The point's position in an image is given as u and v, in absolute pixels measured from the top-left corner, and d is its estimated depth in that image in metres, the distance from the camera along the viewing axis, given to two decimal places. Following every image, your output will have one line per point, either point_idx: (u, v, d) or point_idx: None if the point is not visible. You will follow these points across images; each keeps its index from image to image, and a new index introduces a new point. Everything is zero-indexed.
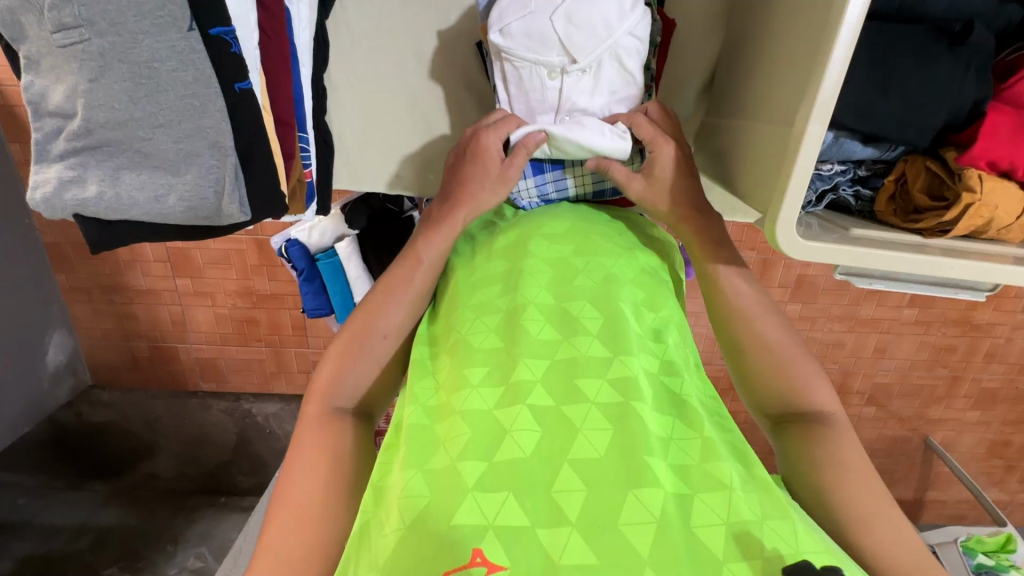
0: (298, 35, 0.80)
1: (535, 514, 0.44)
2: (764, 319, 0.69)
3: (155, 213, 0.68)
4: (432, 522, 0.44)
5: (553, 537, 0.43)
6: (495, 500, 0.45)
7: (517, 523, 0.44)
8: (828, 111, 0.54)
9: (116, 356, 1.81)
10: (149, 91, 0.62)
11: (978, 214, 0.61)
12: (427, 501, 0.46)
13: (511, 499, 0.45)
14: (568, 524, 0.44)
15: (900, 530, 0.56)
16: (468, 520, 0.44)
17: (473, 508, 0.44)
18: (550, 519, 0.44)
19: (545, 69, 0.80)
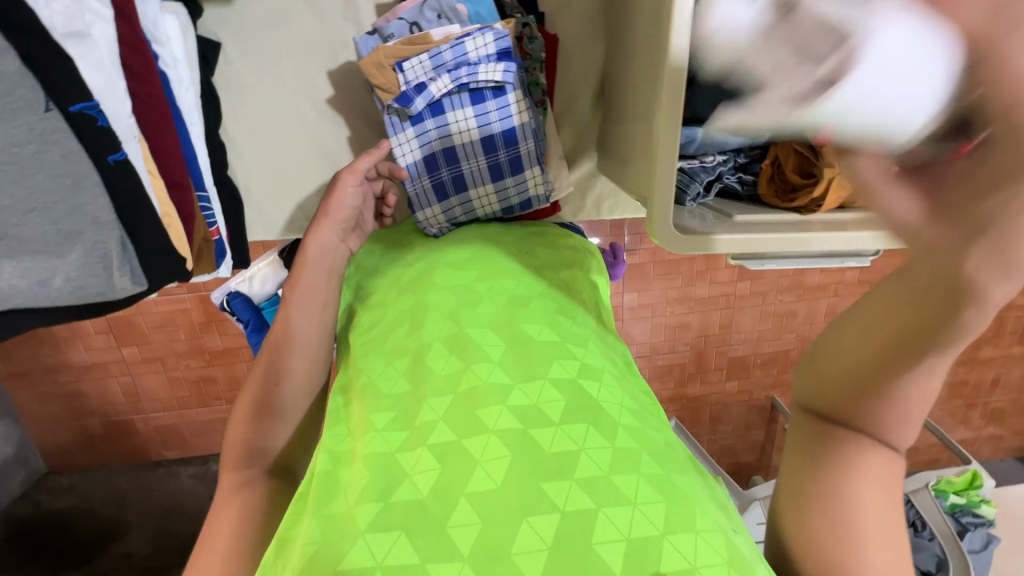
0: (180, 97, 0.79)
1: (426, 552, 0.44)
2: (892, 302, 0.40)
3: (42, 297, 0.66)
4: (323, 571, 0.44)
5: (443, 574, 0.43)
6: (387, 541, 0.45)
7: (406, 562, 0.44)
8: (679, 110, 0.57)
9: (68, 437, 1.73)
10: (16, 176, 0.60)
11: (842, 187, 0.65)
12: (318, 548, 0.46)
13: (402, 539, 0.45)
14: (460, 559, 0.44)
15: None
16: (358, 566, 0.44)
17: (364, 553, 0.44)
18: (441, 556, 0.44)
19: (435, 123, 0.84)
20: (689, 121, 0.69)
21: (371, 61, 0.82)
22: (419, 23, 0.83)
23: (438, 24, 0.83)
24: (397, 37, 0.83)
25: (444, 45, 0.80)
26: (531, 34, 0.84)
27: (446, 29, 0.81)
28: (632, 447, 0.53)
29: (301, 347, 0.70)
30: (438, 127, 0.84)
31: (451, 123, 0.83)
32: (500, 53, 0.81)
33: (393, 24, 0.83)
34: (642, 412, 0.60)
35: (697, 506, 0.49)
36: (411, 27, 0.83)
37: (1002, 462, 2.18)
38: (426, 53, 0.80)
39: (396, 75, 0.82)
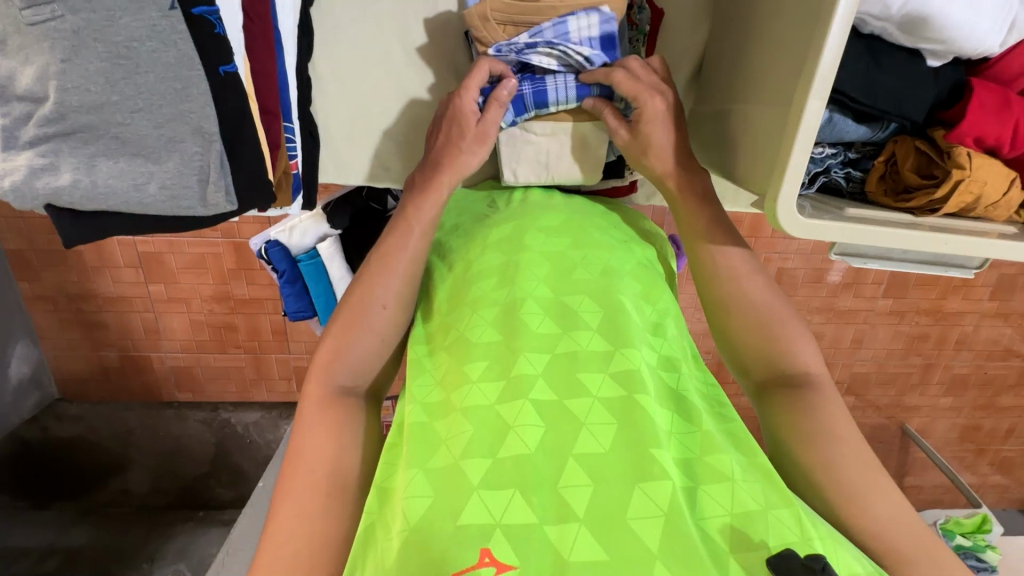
0: (282, 21, 0.78)
1: (542, 512, 0.45)
2: (748, 278, 0.71)
3: (134, 203, 0.65)
4: (438, 526, 0.44)
5: (562, 535, 0.43)
6: (502, 498, 0.45)
7: (524, 521, 0.44)
8: (828, 88, 0.54)
9: (83, 367, 1.72)
10: (128, 72, 0.59)
11: (968, 190, 0.62)
12: (430, 503, 0.46)
13: (517, 497, 0.45)
14: (576, 521, 0.44)
15: (896, 505, 0.57)
16: (475, 521, 0.44)
17: (479, 507, 0.44)
18: (557, 516, 0.44)
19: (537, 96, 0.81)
20: None
21: (477, 11, 0.78)
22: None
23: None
24: None
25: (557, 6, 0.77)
26: (640, 5, 0.84)
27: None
28: (717, 433, 0.54)
29: (398, 248, 0.70)
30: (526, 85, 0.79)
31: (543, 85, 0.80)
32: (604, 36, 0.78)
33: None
34: (710, 396, 0.62)
35: (790, 491, 0.50)
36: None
37: (1003, 511, 2.16)
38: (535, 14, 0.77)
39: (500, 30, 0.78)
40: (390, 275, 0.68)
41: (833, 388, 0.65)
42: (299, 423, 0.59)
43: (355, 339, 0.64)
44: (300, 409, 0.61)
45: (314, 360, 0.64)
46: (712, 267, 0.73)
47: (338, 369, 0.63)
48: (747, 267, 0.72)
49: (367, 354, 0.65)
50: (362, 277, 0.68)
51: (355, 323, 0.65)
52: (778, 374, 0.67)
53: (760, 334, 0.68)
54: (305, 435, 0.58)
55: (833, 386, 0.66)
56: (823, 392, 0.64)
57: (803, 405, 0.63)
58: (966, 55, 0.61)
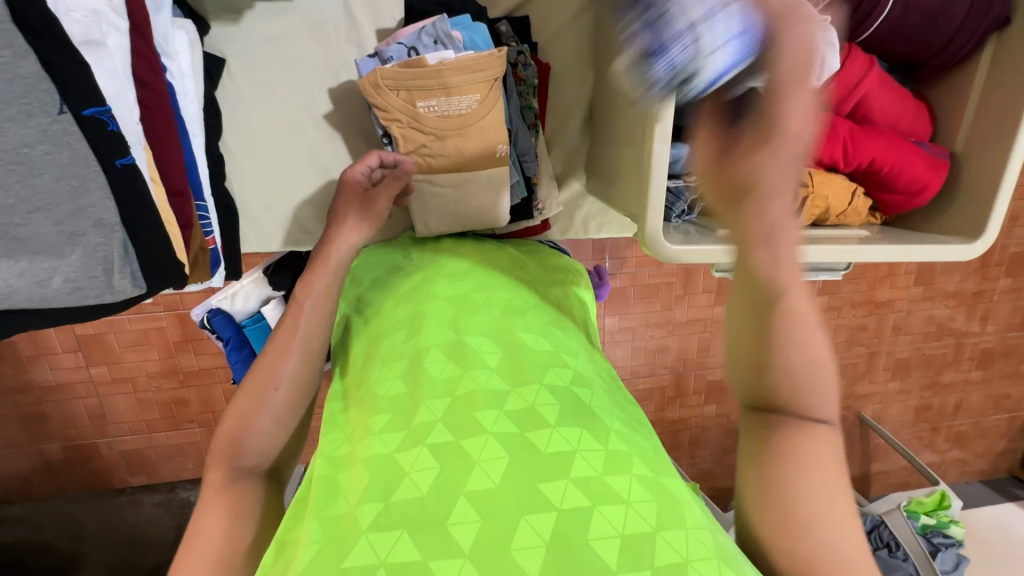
0: (185, 108, 0.82)
1: (427, 549, 0.45)
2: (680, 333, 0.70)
3: (38, 298, 0.66)
4: (324, 572, 0.45)
5: (444, 570, 0.44)
6: (388, 539, 0.46)
7: (408, 560, 0.44)
8: (667, 131, 0.63)
9: (24, 464, 1.64)
10: (22, 176, 0.61)
11: (816, 204, 0.70)
12: (322, 553, 0.47)
13: (404, 537, 0.46)
14: (459, 556, 0.45)
15: None
16: (359, 565, 0.44)
17: (366, 550, 0.45)
18: (442, 552, 0.45)
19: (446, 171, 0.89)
20: (677, 140, 0.73)
21: (369, 80, 0.84)
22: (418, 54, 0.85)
23: (434, 50, 0.85)
24: (396, 60, 0.85)
25: (440, 68, 0.82)
26: (525, 61, 0.90)
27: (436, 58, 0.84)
28: (624, 450, 0.55)
29: (298, 331, 0.70)
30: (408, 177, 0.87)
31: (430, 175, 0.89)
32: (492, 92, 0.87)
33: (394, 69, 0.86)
34: (630, 422, 0.63)
35: (688, 507, 0.52)
36: (410, 51, 0.85)
37: (968, 485, 2.25)
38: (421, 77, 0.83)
39: (391, 95, 0.84)
40: (295, 359, 0.69)
41: None
42: (199, 511, 0.60)
43: (260, 410, 0.66)
44: (205, 487, 0.62)
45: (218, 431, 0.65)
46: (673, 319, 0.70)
47: (242, 441, 0.64)
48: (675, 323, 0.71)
49: (271, 428, 0.66)
50: (270, 344, 0.70)
51: (256, 407, 0.66)
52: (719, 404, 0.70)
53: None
54: (202, 523, 0.59)
55: None
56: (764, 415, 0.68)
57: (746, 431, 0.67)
58: None
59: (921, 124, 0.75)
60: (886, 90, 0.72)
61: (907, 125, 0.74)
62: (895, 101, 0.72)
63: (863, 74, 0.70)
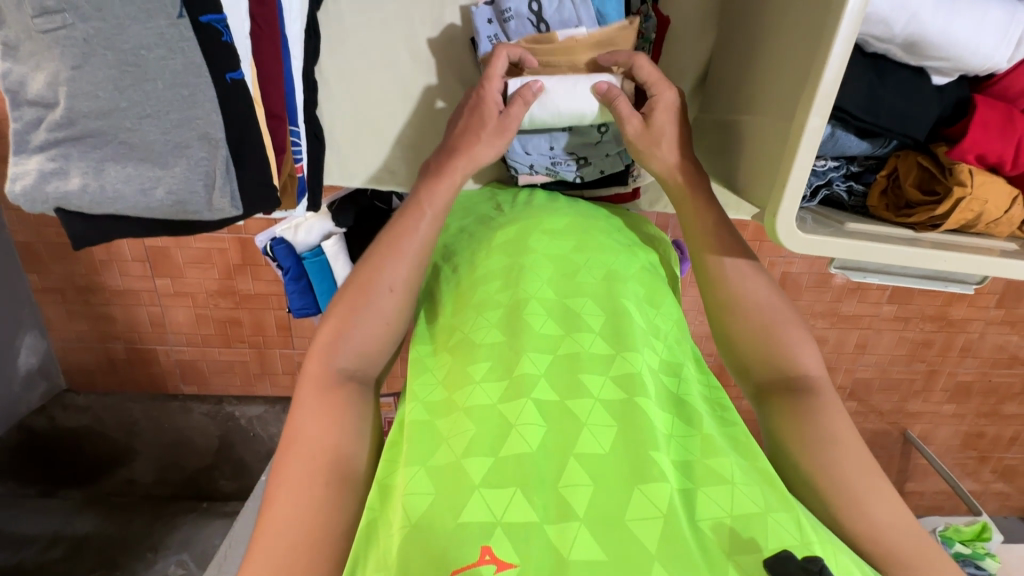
0: (289, 26, 0.78)
1: (542, 510, 0.45)
2: (749, 291, 0.70)
3: (141, 207, 0.66)
4: (438, 523, 0.44)
5: (562, 535, 0.44)
6: (503, 496, 0.45)
7: (525, 519, 0.44)
8: (828, 104, 0.54)
9: (91, 359, 1.74)
10: (135, 79, 0.59)
11: (969, 208, 0.62)
12: (431, 501, 0.46)
13: (519, 495, 0.45)
14: (575, 519, 0.44)
15: (891, 507, 0.57)
16: (477, 517, 0.44)
17: (480, 505, 0.45)
18: (557, 515, 0.45)
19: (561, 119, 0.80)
20: None
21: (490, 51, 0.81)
22: (543, 15, 0.80)
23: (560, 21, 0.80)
24: (516, 19, 0.80)
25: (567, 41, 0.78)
26: (646, 13, 0.83)
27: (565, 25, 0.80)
28: (719, 436, 0.54)
29: (404, 232, 0.70)
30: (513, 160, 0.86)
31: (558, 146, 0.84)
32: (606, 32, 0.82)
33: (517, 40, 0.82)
34: (721, 411, 0.60)
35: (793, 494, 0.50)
36: (537, 24, 0.80)
37: (1005, 518, 2.15)
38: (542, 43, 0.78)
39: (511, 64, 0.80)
40: (399, 266, 0.68)
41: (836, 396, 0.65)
42: (298, 401, 0.61)
43: (358, 316, 0.65)
44: (303, 384, 0.62)
45: (320, 334, 0.65)
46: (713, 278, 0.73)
47: (340, 349, 0.63)
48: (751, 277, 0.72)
49: (369, 335, 0.65)
50: (369, 258, 0.69)
51: (361, 304, 0.66)
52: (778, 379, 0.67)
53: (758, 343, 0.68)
54: (302, 415, 0.59)
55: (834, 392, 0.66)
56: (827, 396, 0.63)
57: (805, 410, 0.63)
58: (973, 71, 0.61)
59: None
60: None
61: None
62: None
63: None
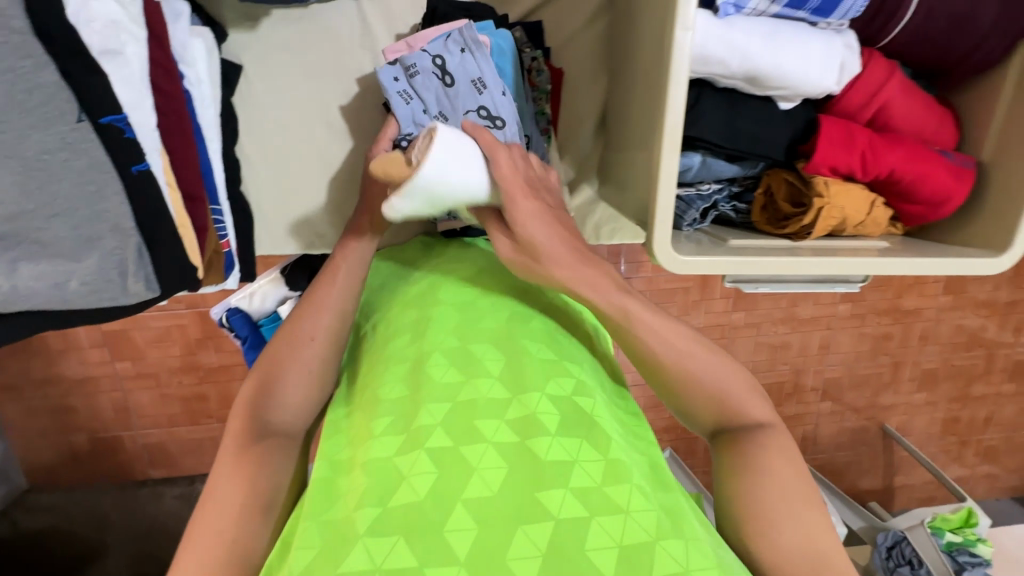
0: (201, 114, 0.84)
1: (424, 554, 0.46)
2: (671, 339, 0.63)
3: (56, 299, 0.68)
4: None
5: None
6: (385, 544, 0.47)
7: (406, 565, 0.45)
8: (677, 140, 0.61)
9: (53, 454, 1.70)
10: (42, 182, 0.62)
11: (830, 215, 0.69)
12: (318, 555, 0.48)
13: (401, 542, 0.47)
14: (456, 563, 0.46)
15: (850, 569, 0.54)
16: (357, 566, 0.45)
17: (362, 553, 0.46)
18: (440, 559, 0.46)
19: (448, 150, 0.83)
20: (688, 149, 0.71)
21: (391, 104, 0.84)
22: (447, 67, 0.81)
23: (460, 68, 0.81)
24: (421, 73, 0.81)
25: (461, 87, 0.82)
26: (539, 68, 0.90)
27: (471, 76, 0.81)
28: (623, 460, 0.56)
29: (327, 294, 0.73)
30: (430, 212, 0.84)
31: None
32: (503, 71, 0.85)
33: (427, 95, 0.81)
34: (631, 438, 0.62)
35: (686, 521, 0.53)
36: (441, 76, 0.81)
37: (998, 502, 2.16)
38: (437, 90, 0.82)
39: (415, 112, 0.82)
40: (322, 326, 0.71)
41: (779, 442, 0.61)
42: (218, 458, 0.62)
43: (283, 367, 0.67)
44: (226, 437, 0.63)
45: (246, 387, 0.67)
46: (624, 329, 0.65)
47: (265, 402, 0.65)
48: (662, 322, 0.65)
49: (294, 385, 0.67)
50: (293, 313, 0.72)
51: (285, 355, 0.68)
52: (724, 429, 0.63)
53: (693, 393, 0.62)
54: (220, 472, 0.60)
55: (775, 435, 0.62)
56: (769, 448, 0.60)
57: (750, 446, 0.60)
58: (812, 95, 0.68)
59: (943, 135, 0.72)
60: (910, 98, 0.69)
61: (930, 134, 0.71)
62: (918, 110, 0.70)
63: (884, 81, 0.68)
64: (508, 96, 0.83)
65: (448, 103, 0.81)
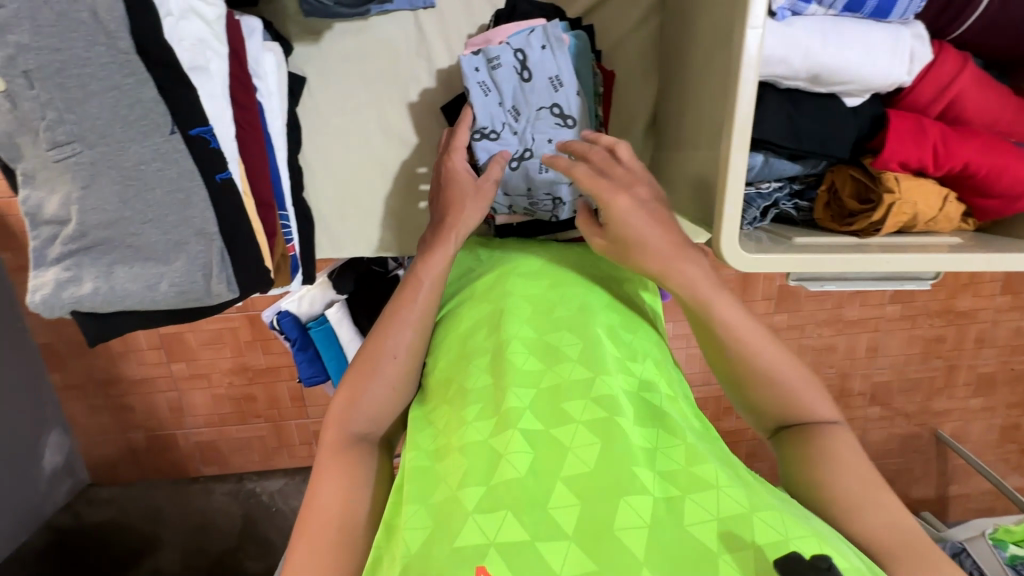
0: (271, 123, 0.88)
1: (533, 528, 0.48)
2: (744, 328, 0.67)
3: (147, 300, 0.72)
4: (437, 549, 0.48)
5: (552, 549, 0.47)
6: (495, 519, 0.48)
7: (517, 538, 0.47)
8: (746, 138, 0.61)
9: (113, 450, 1.79)
10: (138, 191, 0.67)
11: (902, 211, 0.67)
12: (431, 533, 0.50)
13: (510, 517, 0.48)
14: (565, 536, 0.48)
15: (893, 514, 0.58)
16: (472, 541, 0.47)
17: (475, 530, 0.48)
18: (548, 533, 0.48)
19: (524, 157, 0.88)
20: (752, 147, 0.71)
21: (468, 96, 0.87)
22: (528, 62, 0.85)
23: (539, 64, 0.85)
24: (504, 66, 0.85)
25: (543, 90, 0.86)
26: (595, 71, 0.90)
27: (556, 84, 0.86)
28: (701, 446, 0.57)
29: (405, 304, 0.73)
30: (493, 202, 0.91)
31: (535, 187, 0.89)
32: (578, 69, 0.87)
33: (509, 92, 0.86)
34: (705, 433, 0.62)
35: (771, 495, 0.53)
36: (521, 71, 0.85)
37: None
38: (514, 90, 0.86)
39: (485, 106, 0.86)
40: (399, 330, 0.71)
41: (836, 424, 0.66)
42: (315, 477, 0.63)
43: (368, 386, 0.68)
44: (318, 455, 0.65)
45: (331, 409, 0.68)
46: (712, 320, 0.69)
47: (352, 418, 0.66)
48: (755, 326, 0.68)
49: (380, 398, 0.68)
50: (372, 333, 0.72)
51: (367, 374, 0.69)
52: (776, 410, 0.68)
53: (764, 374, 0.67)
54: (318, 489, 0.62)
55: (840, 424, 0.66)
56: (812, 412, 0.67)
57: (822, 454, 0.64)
58: (880, 88, 0.67)
59: None
60: (983, 89, 0.67)
61: (1006, 125, 0.68)
62: (994, 102, 0.67)
63: (955, 74, 0.66)
64: (583, 96, 0.87)
65: (524, 101, 0.86)
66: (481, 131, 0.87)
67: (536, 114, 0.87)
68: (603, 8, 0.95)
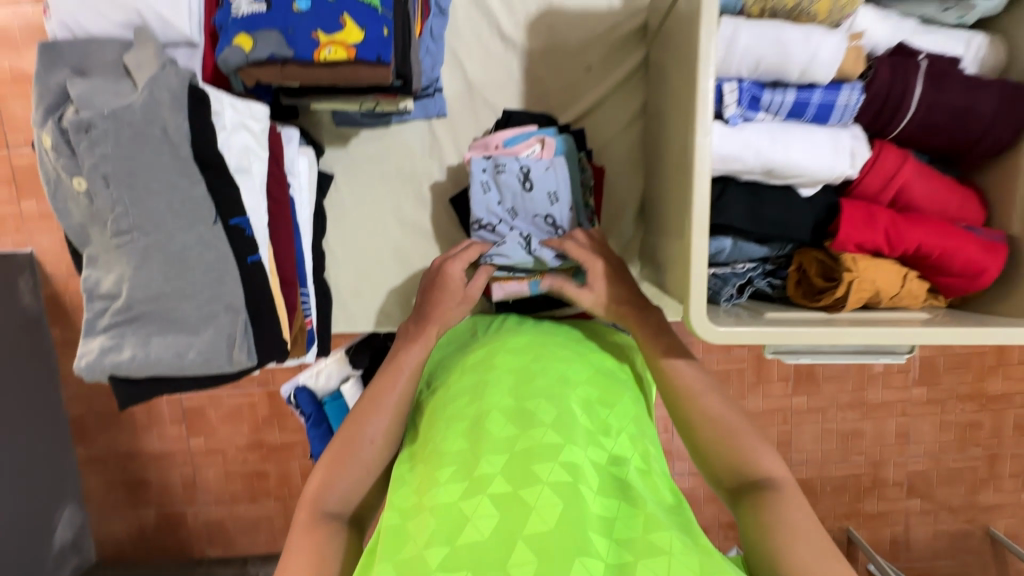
0: (300, 213, 1.00)
1: None
2: (707, 395, 0.76)
3: (176, 366, 0.80)
4: None
5: None
6: None
7: None
8: (705, 225, 0.69)
9: (124, 528, 1.80)
10: (180, 271, 0.78)
11: (862, 288, 0.73)
12: None
13: None
14: None
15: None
16: None
17: None
18: None
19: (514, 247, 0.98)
20: (720, 232, 0.78)
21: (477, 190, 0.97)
22: (532, 176, 0.96)
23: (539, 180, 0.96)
24: (508, 174, 0.96)
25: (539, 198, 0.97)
26: (584, 167, 1.02)
27: (548, 189, 0.97)
28: (660, 516, 0.59)
29: (387, 393, 0.80)
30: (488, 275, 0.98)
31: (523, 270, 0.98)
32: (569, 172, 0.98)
33: (507, 192, 0.96)
34: (669, 508, 0.63)
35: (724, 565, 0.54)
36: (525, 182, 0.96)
37: None
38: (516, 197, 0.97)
39: (488, 205, 0.97)
40: (379, 419, 0.77)
41: (796, 487, 0.68)
42: (287, 551, 0.66)
43: (343, 464, 0.73)
44: (292, 532, 0.68)
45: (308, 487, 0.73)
46: (673, 386, 0.78)
47: (327, 495, 0.71)
48: (703, 381, 0.78)
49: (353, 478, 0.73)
50: (353, 413, 0.78)
51: (345, 454, 0.74)
52: (741, 478, 0.70)
53: (719, 444, 0.73)
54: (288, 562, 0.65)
55: (795, 486, 0.68)
56: (784, 488, 0.67)
57: (770, 509, 0.65)
58: (828, 180, 0.75)
59: (967, 211, 0.76)
60: (926, 180, 0.74)
61: (954, 211, 0.76)
62: (938, 192, 0.75)
63: (898, 166, 0.74)
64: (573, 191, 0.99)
65: (523, 206, 0.97)
66: (480, 223, 0.98)
67: (532, 219, 0.98)
68: (592, 115, 1.09)
